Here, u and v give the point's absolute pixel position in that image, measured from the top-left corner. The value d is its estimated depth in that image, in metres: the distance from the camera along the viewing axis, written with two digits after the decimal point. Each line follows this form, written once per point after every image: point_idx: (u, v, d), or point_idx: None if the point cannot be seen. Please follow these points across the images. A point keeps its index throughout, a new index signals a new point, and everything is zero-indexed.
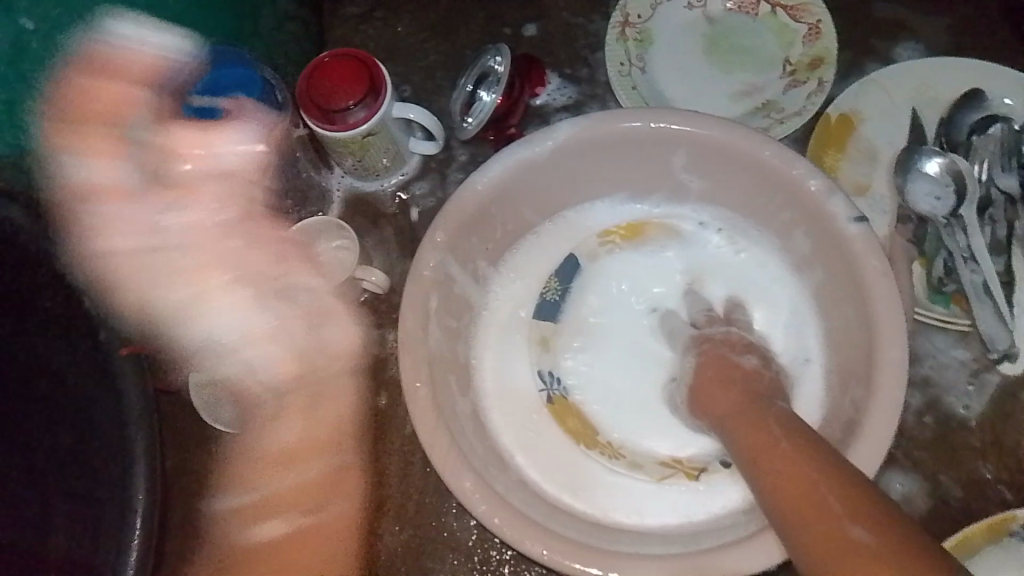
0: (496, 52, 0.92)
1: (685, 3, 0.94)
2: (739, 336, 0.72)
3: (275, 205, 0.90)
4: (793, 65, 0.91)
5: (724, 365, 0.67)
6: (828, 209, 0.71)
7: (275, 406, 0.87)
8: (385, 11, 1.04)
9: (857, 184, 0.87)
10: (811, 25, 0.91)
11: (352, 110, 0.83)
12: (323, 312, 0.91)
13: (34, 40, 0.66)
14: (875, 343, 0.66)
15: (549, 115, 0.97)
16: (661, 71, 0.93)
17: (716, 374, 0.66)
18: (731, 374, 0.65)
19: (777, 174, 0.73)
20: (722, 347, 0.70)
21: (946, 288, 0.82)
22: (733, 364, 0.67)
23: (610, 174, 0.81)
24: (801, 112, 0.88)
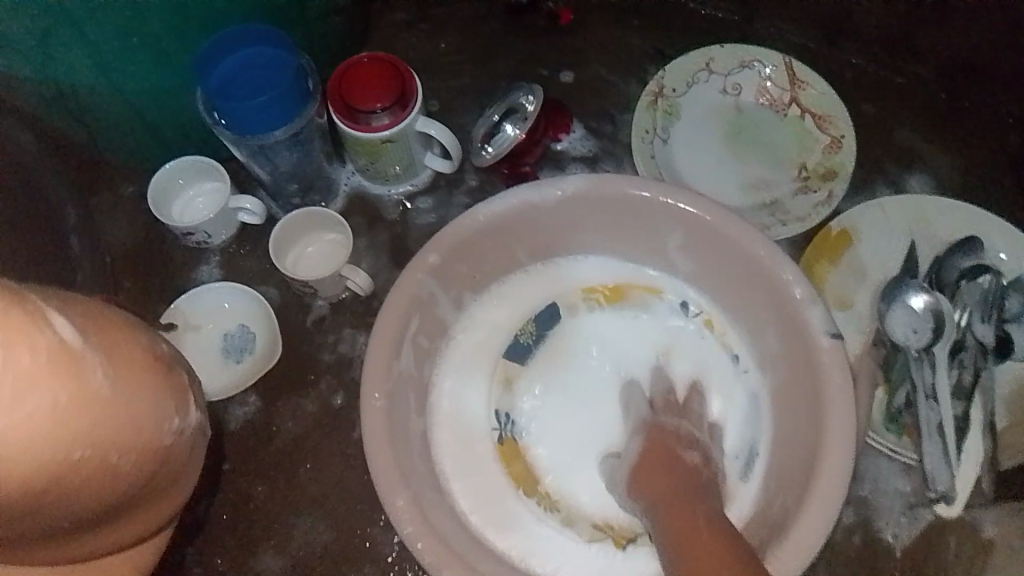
0: (528, 91, 0.94)
1: (720, 88, 0.96)
2: (688, 432, 0.75)
3: (280, 186, 0.91)
4: (807, 172, 0.93)
5: (670, 452, 0.71)
6: (805, 319, 0.72)
7: (230, 379, 0.87)
8: (431, 23, 1.05)
9: (839, 298, 0.88)
10: (834, 137, 0.93)
11: (377, 114, 0.85)
12: (301, 299, 0.91)
13: None
14: (818, 455, 0.67)
15: (564, 161, 0.99)
16: (680, 146, 0.95)
17: (656, 461, 0.70)
18: (675, 463, 0.69)
19: (766, 274, 0.74)
20: (669, 438, 0.73)
21: (900, 418, 0.84)
22: (678, 455, 0.71)
23: (608, 235, 0.82)
24: (803, 219, 0.91)
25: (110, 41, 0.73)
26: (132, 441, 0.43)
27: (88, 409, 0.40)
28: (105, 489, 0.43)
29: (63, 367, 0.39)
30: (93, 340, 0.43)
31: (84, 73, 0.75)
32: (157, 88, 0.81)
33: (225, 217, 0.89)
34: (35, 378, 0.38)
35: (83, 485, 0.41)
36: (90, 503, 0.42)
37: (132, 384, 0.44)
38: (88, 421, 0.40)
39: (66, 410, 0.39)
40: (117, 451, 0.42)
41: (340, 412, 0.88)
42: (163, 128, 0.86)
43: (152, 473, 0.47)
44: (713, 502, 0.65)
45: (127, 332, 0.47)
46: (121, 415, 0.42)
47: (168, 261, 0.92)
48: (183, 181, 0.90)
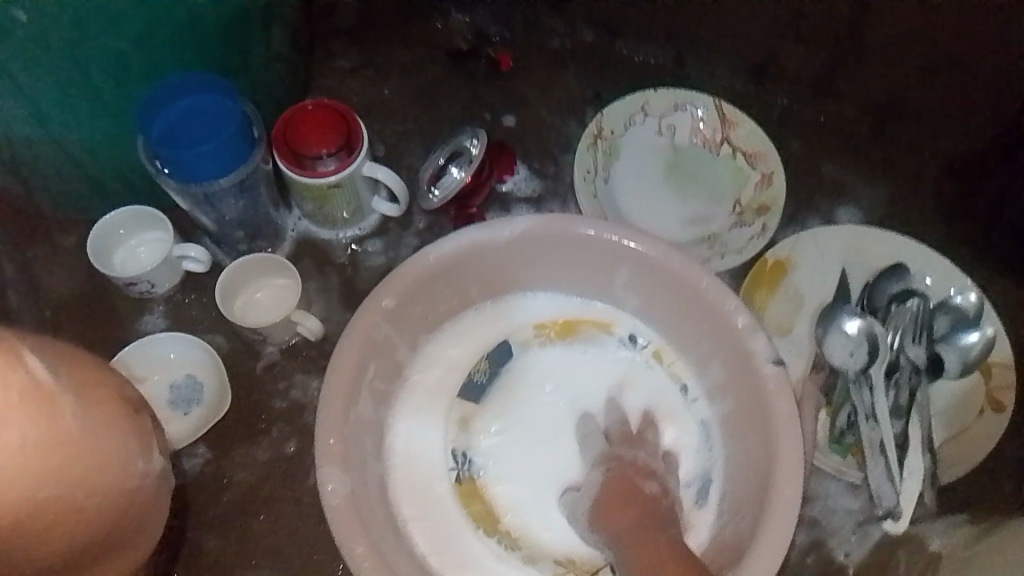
0: (473, 135, 0.96)
1: (655, 128, 1.00)
2: (647, 461, 0.75)
3: (225, 233, 0.90)
4: (742, 206, 0.97)
5: (631, 486, 0.70)
6: (749, 346, 0.76)
7: (179, 430, 0.84)
8: (374, 70, 1.07)
9: (779, 325, 0.92)
10: (764, 172, 0.97)
11: (323, 159, 0.86)
12: (250, 346, 0.89)
13: (23, 33, 0.67)
14: (771, 481, 0.70)
15: (511, 201, 1.01)
16: (621, 184, 0.99)
17: (617, 496, 0.69)
18: (636, 497, 0.69)
19: (709, 304, 0.78)
20: (630, 471, 0.72)
21: (846, 439, 0.87)
22: (639, 487, 0.70)
23: (558, 272, 0.84)
24: (741, 251, 0.95)
25: (49, 95, 0.73)
26: (99, 480, 0.48)
27: (56, 451, 0.44)
28: (76, 527, 0.46)
29: (33, 406, 0.43)
30: (63, 378, 0.47)
31: (22, 127, 0.75)
32: (96, 138, 0.80)
33: (169, 265, 0.88)
34: (10, 411, 0.42)
35: (59, 519, 0.45)
36: (61, 541, 0.46)
37: (94, 425, 0.48)
38: (57, 461, 0.44)
39: (34, 449, 0.43)
40: (82, 488, 0.46)
41: (294, 460, 0.86)
42: (104, 177, 0.85)
43: (126, 510, 0.51)
44: (674, 529, 0.67)
45: (102, 370, 0.53)
46: (88, 452, 0.47)
47: (110, 313, 0.90)
48: (124, 232, 0.89)
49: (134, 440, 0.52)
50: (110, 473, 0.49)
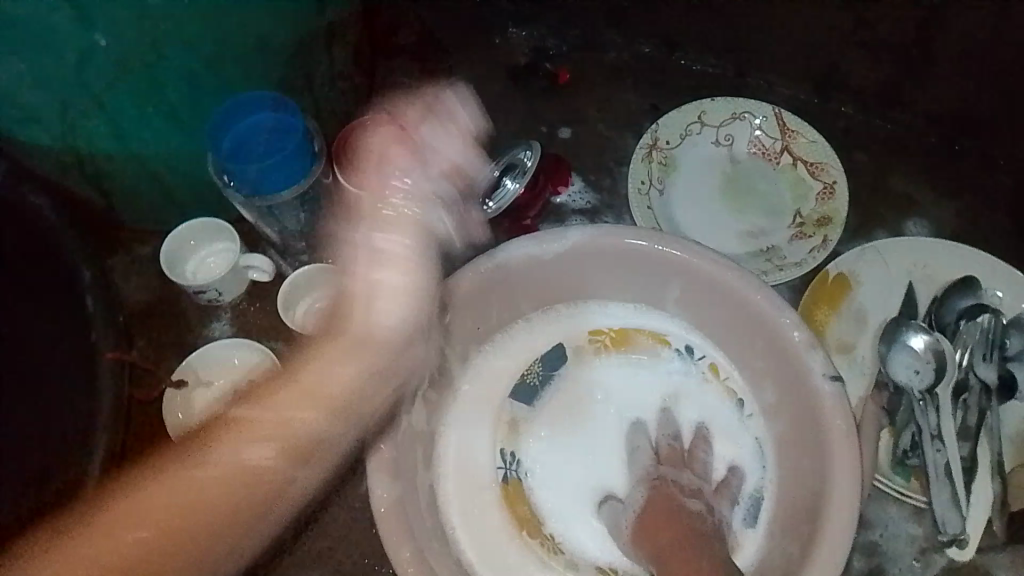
0: (526, 147, 0.98)
1: (713, 139, 0.99)
2: (692, 482, 0.75)
3: (287, 244, 0.94)
4: (802, 218, 0.94)
5: (672, 504, 0.70)
6: (806, 362, 0.74)
7: None
8: (434, 86, 1.10)
9: (840, 343, 0.90)
10: (826, 184, 0.95)
11: (380, 172, 0.88)
12: None
13: (105, 54, 0.71)
14: (826, 502, 0.68)
15: (565, 214, 1.01)
16: (676, 196, 0.98)
17: (659, 514, 0.70)
18: (678, 515, 0.69)
19: (765, 318, 0.76)
20: (671, 488, 0.73)
21: (909, 462, 0.84)
22: (681, 505, 0.71)
23: (614, 284, 0.85)
24: (801, 264, 0.91)
25: (127, 111, 0.77)
26: (237, 476, 0.66)
27: (206, 485, 0.64)
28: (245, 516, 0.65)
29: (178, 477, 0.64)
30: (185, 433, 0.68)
31: (102, 140, 0.80)
32: (170, 154, 0.84)
33: (236, 275, 0.92)
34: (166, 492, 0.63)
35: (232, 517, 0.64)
36: (245, 531, 0.65)
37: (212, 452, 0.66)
38: (203, 489, 0.64)
39: (189, 500, 0.63)
40: (237, 496, 0.65)
41: (348, 464, 0.88)
42: (179, 192, 0.90)
43: (258, 491, 0.65)
44: (717, 544, 0.67)
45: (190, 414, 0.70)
46: (224, 463, 0.66)
47: (181, 319, 0.95)
48: (195, 242, 0.93)
49: (236, 451, 0.66)
50: (240, 477, 0.66)
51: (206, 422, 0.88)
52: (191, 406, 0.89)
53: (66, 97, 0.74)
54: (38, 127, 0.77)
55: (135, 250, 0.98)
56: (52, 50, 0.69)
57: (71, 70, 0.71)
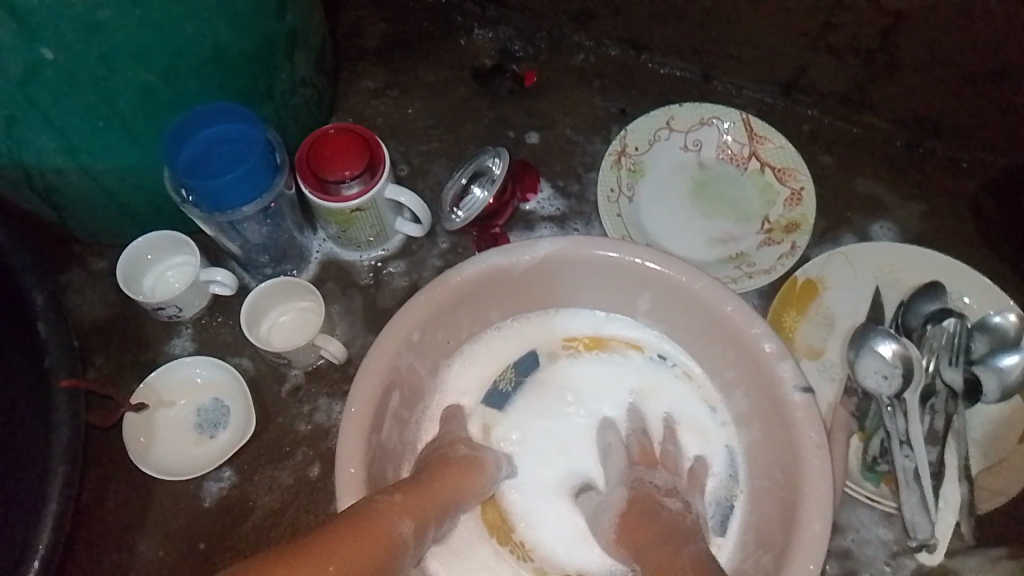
0: (494, 154, 0.96)
1: (681, 145, 0.98)
2: (666, 482, 0.73)
3: (251, 258, 0.91)
4: (771, 224, 0.94)
5: (649, 503, 0.68)
6: (777, 372, 0.73)
7: (207, 456, 0.85)
8: (399, 90, 1.08)
9: (809, 349, 0.90)
10: (794, 190, 0.95)
11: (347, 182, 0.86)
12: (275, 369, 0.90)
13: (52, 68, 0.68)
14: (800, 514, 0.68)
15: (534, 221, 1.00)
16: (646, 202, 0.97)
17: (636, 514, 0.68)
18: (654, 515, 0.67)
19: (735, 328, 0.75)
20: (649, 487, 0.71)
21: (878, 467, 0.84)
22: (659, 505, 0.69)
23: (587, 291, 0.83)
24: (769, 271, 0.92)
25: (76, 125, 0.74)
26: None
27: None
28: None
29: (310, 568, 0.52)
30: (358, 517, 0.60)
31: (52, 155, 0.76)
32: (125, 168, 0.81)
33: (197, 290, 0.89)
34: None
35: None
36: None
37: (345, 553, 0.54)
38: None
39: None
40: None
41: (318, 483, 0.86)
42: (135, 205, 0.86)
43: None
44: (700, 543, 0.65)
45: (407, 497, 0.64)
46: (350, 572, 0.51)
47: (140, 336, 0.92)
48: (153, 257, 0.90)
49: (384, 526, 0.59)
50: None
51: (169, 443, 0.86)
52: (153, 427, 0.86)
53: (11, 112, 0.71)
54: None
55: (90, 265, 0.95)
56: None
57: (16, 85, 0.68)
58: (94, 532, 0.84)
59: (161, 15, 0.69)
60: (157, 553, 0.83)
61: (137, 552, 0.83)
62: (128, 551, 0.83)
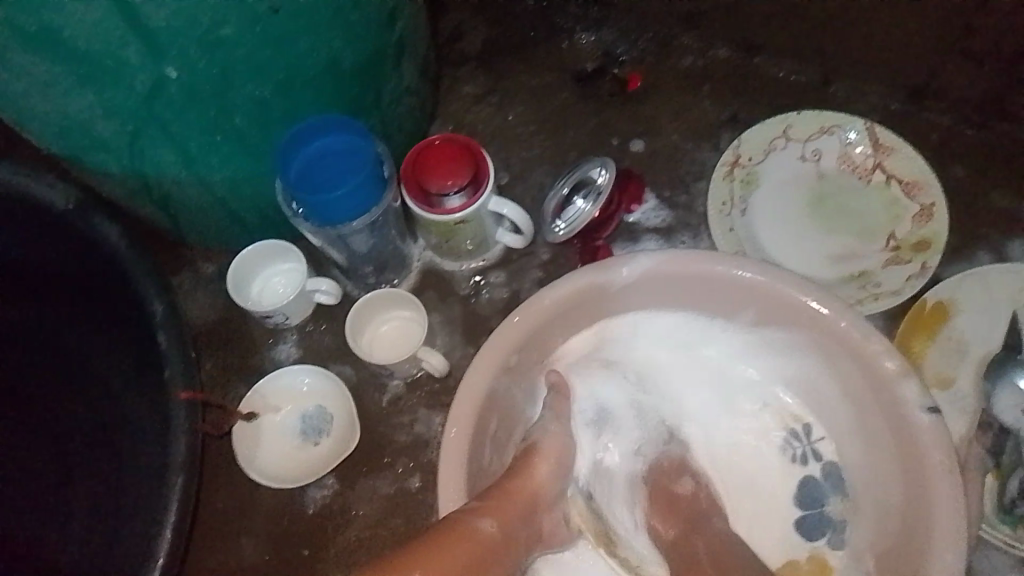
0: (600, 164, 0.93)
1: (798, 154, 0.93)
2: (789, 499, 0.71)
3: (355, 267, 0.91)
4: (897, 241, 0.88)
5: None
6: (898, 392, 0.67)
7: (311, 465, 0.86)
8: (500, 95, 1.06)
9: (938, 378, 0.84)
10: (925, 205, 0.88)
11: (450, 195, 0.85)
12: (376, 378, 0.90)
13: (175, 85, 0.69)
14: (928, 547, 0.63)
15: (638, 232, 0.97)
16: (760, 215, 0.92)
17: None
18: None
19: (848, 344, 0.70)
20: None
21: (1015, 510, 0.77)
22: None
23: (682, 302, 0.78)
24: (898, 292, 0.86)
25: (197, 140, 0.75)
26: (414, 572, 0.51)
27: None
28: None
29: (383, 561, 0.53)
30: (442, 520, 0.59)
31: (172, 168, 0.78)
32: (238, 179, 0.82)
33: (302, 298, 0.90)
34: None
35: None
36: None
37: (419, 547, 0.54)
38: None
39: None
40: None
41: (417, 496, 0.85)
42: (246, 213, 0.88)
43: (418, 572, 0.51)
44: None
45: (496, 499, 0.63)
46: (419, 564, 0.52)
47: (246, 341, 0.93)
48: (261, 263, 0.92)
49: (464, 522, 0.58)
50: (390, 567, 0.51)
51: (276, 450, 0.87)
52: (259, 432, 0.87)
53: (135, 128, 0.73)
54: (107, 156, 0.76)
55: (200, 269, 0.97)
56: (123, 84, 0.68)
57: (142, 102, 0.70)
58: (203, 531, 0.86)
59: (277, 30, 0.68)
60: (262, 556, 0.85)
61: (243, 555, 0.85)
62: (235, 552, 0.85)
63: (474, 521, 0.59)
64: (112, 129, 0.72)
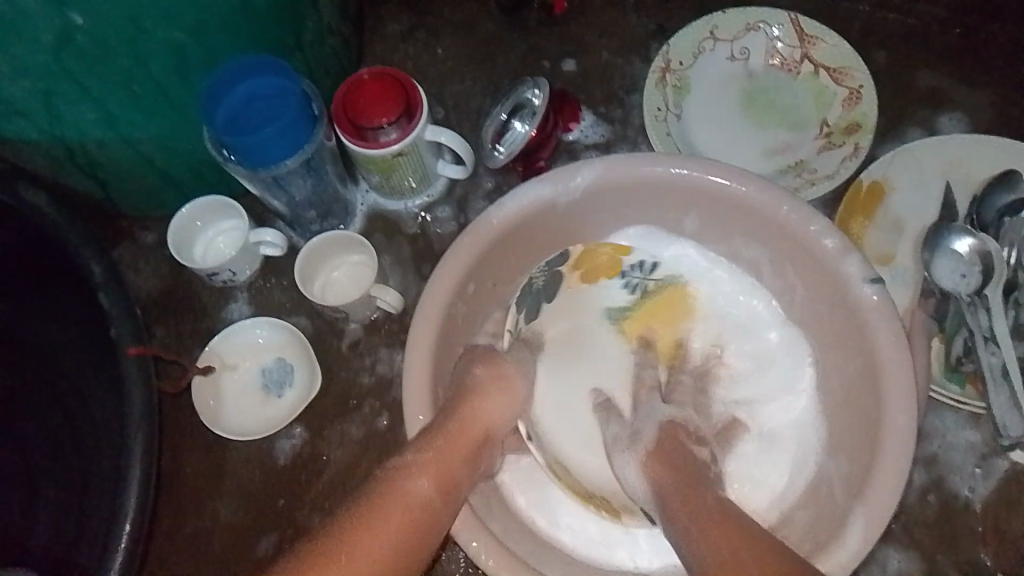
0: (533, 85, 0.92)
1: (727, 55, 0.94)
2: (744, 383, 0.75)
3: (298, 215, 0.90)
4: (829, 128, 0.90)
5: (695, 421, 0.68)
6: (841, 270, 0.69)
7: (277, 415, 0.86)
8: (426, 31, 1.04)
9: (880, 255, 0.86)
10: (852, 89, 0.90)
11: (384, 129, 0.84)
12: (333, 325, 0.89)
13: (82, 34, 0.67)
14: (881, 406, 0.65)
15: (578, 151, 0.97)
16: (695, 117, 0.93)
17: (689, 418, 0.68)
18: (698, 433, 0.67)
19: (791, 232, 0.71)
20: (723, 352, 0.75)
21: (962, 368, 0.81)
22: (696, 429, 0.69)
23: (633, 214, 0.78)
24: (832, 176, 0.88)
25: (114, 94, 0.73)
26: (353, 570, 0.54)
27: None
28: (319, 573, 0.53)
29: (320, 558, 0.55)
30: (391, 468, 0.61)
31: (93, 127, 0.76)
32: (165, 133, 0.80)
33: (247, 252, 0.89)
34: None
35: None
36: None
37: (360, 533, 0.56)
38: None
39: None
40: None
41: (387, 433, 0.86)
42: (179, 172, 0.86)
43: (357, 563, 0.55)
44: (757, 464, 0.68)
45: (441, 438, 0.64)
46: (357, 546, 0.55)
47: (197, 303, 0.92)
48: (201, 223, 0.90)
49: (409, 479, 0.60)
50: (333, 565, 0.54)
51: (239, 405, 0.87)
52: (221, 391, 0.87)
53: (47, 87, 0.70)
54: (22, 122, 0.74)
55: (141, 239, 0.95)
56: (27, 37, 0.65)
57: (49, 57, 0.67)
58: (174, 497, 0.85)
59: None
60: (237, 512, 0.84)
61: (218, 514, 0.84)
62: (210, 513, 0.85)
63: (414, 467, 0.61)
64: (24, 91, 0.70)
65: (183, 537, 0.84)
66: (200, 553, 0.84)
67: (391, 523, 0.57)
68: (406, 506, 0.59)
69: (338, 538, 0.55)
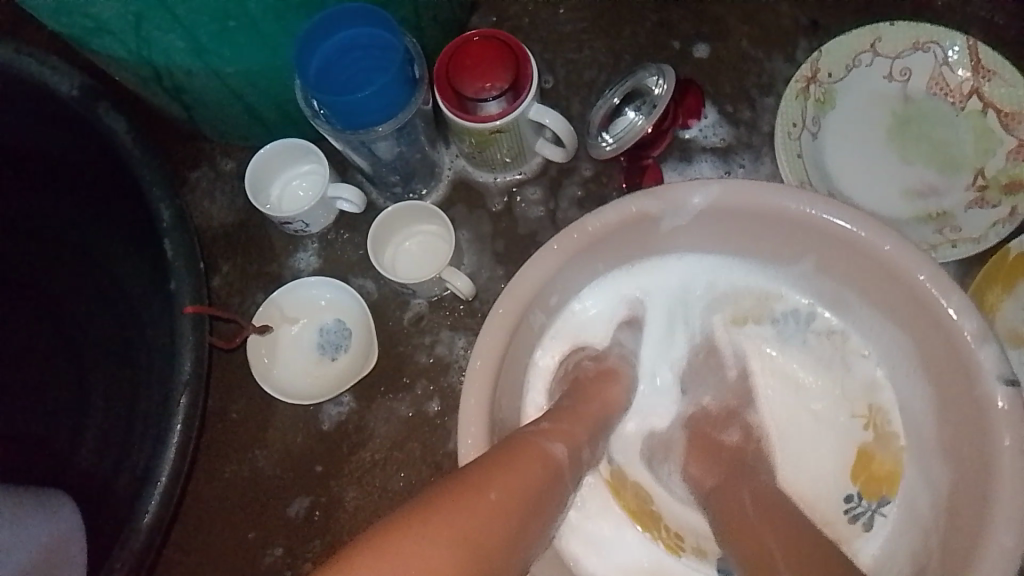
0: (657, 72, 0.83)
1: (886, 72, 0.82)
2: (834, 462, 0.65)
3: (380, 175, 0.84)
4: (986, 180, 0.78)
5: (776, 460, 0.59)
6: (973, 360, 0.55)
7: (328, 380, 0.82)
8: None
9: (1013, 334, 0.75)
10: (1023, 140, 0.78)
11: (488, 102, 0.76)
12: (398, 295, 0.85)
13: None
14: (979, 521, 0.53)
15: (692, 151, 0.87)
16: (833, 138, 0.82)
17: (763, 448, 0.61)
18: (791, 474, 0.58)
19: (922, 302, 0.58)
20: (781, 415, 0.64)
21: None
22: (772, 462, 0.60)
23: (742, 240, 0.67)
24: (979, 240, 0.77)
25: (206, 26, 0.67)
26: (496, 521, 0.44)
27: (461, 509, 0.43)
28: (458, 508, 0.43)
29: (458, 490, 0.44)
30: (518, 436, 0.52)
31: (181, 56, 0.71)
32: (254, 71, 0.74)
33: (325, 204, 0.84)
34: (428, 509, 0.42)
35: (456, 527, 0.41)
36: (448, 527, 0.41)
37: (502, 479, 0.47)
38: (470, 529, 0.42)
39: (454, 522, 0.42)
40: (454, 514, 0.42)
41: (435, 419, 0.82)
42: (264, 110, 0.81)
43: (502, 516, 0.44)
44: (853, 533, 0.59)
45: (567, 427, 0.56)
46: (504, 496, 0.45)
47: (265, 245, 0.88)
48: (280, 166, 0.85)
49: (543, 451, 0.51)
50: (476, 506, 0.43)
51: (292, 364, 0.83)
52: (275, 347, 0.83)
53: (138, 11, 0.65)
54: (110, 40, 0.69)
55: (219, 165, 0.91)
56: None
57: None
58: (217, 440, 0.85)
59: None
60: (274, 469, 0.83)
61: (256, 467, 0.83)
62: (249, 464, 0.84)
63: (546, 443, 0.52)
64: (115, 11, 0.65)
65: (219, 483, 0.84)
66: (231, 503, 0.83)
67: (529, 485, 0.48)
68: (542, 476, 0.49)
69: (473, 478, 0.45)
